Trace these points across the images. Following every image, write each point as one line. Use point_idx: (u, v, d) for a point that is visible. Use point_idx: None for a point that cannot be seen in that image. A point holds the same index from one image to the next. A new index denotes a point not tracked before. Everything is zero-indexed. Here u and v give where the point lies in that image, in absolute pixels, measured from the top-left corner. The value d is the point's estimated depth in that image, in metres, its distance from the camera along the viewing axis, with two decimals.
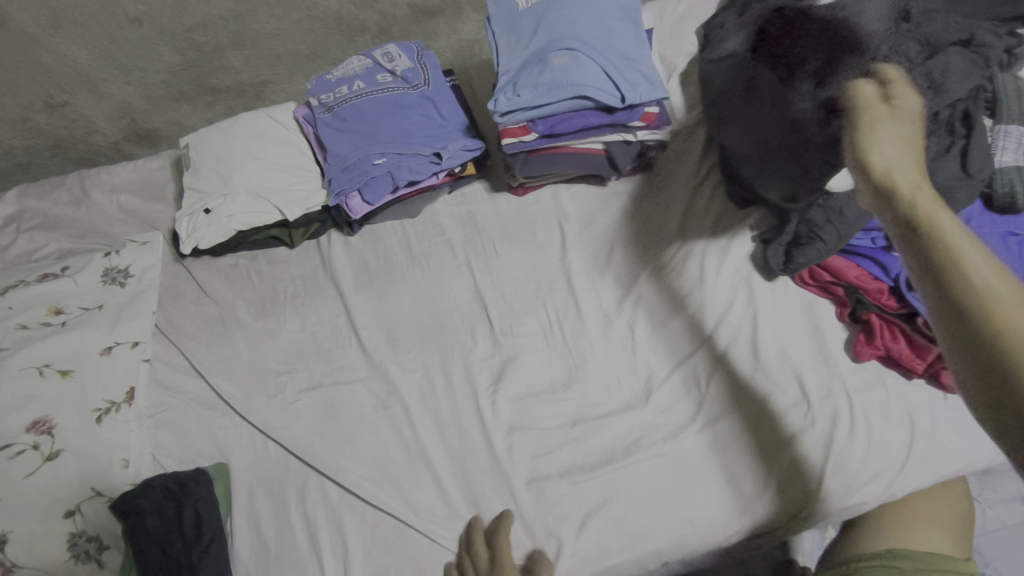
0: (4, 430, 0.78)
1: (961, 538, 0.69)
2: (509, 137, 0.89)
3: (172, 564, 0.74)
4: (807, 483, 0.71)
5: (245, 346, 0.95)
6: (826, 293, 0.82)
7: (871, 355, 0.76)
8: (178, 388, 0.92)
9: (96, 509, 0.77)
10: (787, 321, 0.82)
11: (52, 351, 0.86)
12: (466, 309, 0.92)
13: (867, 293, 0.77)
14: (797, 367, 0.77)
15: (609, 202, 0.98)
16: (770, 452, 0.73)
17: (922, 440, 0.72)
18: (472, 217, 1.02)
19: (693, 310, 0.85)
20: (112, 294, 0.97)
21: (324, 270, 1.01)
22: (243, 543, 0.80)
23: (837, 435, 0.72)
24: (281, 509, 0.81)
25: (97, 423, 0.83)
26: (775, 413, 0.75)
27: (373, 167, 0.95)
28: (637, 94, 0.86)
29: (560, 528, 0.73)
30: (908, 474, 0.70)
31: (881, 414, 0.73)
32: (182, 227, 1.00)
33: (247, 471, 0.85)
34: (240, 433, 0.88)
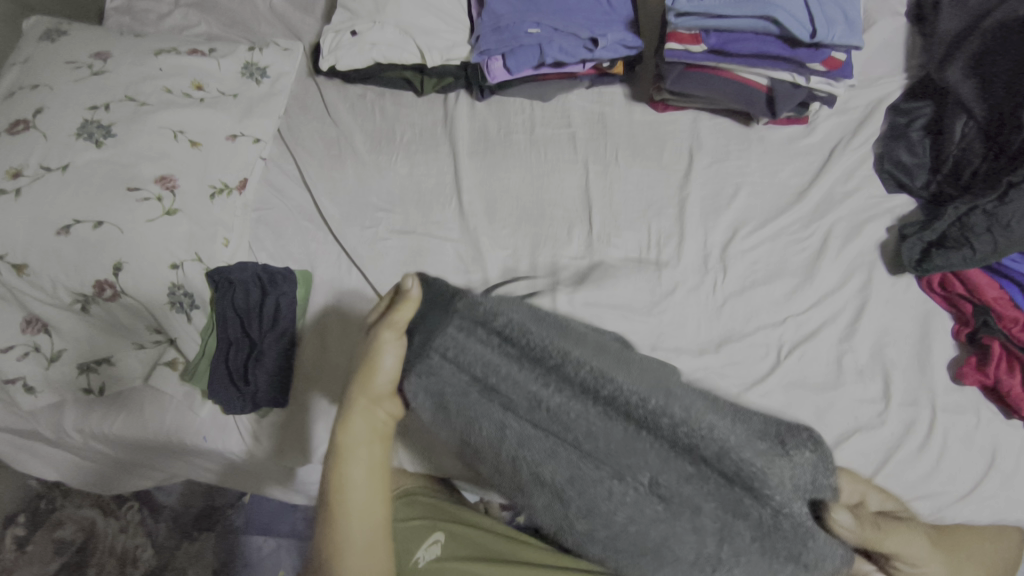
0: (136, 174, 0.82)
1: None
2: (674, 42, 0.84)
3: (242, 341, 0.81)
4: (857, 476, 0.69)
5: (353, 173, 0.97)
6: (949, 305, 0.77)
7: (975, 380, 0.72)
8: (284, 192, 0.97)
9: (195, 273, 0.82)
10: (896, 321, 0.77)
11: (188, 120, 0.90)
12: (570, 206, 0.91)
13: (998, 318, 0.73)
14: (888, 367, 0.74)
15: (750, 144, 0.92)
16: (829, 436, 0.71)
17: (996, 479, 0.68)
18: (603, 118, 0.98)
19: (799, 279, 0.81)
20: (248, 87, 1.00)
21: (444, 127, 1.01)
22: (308, 346, 0.85)
23: (904, 443, 0.70)
24: (348, 328, 0.86)
25: (211, 199, 0.88)
26: (849, 401, 0.73)
27: (525, 35, 0.92)
28: (830, 33, 0.78)
29: None
30: (967, 504, 0.68)
31: (961, 439, 0.70)
32: (325, 42, 1.01)
33: (327, 286, 0.89)
34: (328, 250, 0.91)
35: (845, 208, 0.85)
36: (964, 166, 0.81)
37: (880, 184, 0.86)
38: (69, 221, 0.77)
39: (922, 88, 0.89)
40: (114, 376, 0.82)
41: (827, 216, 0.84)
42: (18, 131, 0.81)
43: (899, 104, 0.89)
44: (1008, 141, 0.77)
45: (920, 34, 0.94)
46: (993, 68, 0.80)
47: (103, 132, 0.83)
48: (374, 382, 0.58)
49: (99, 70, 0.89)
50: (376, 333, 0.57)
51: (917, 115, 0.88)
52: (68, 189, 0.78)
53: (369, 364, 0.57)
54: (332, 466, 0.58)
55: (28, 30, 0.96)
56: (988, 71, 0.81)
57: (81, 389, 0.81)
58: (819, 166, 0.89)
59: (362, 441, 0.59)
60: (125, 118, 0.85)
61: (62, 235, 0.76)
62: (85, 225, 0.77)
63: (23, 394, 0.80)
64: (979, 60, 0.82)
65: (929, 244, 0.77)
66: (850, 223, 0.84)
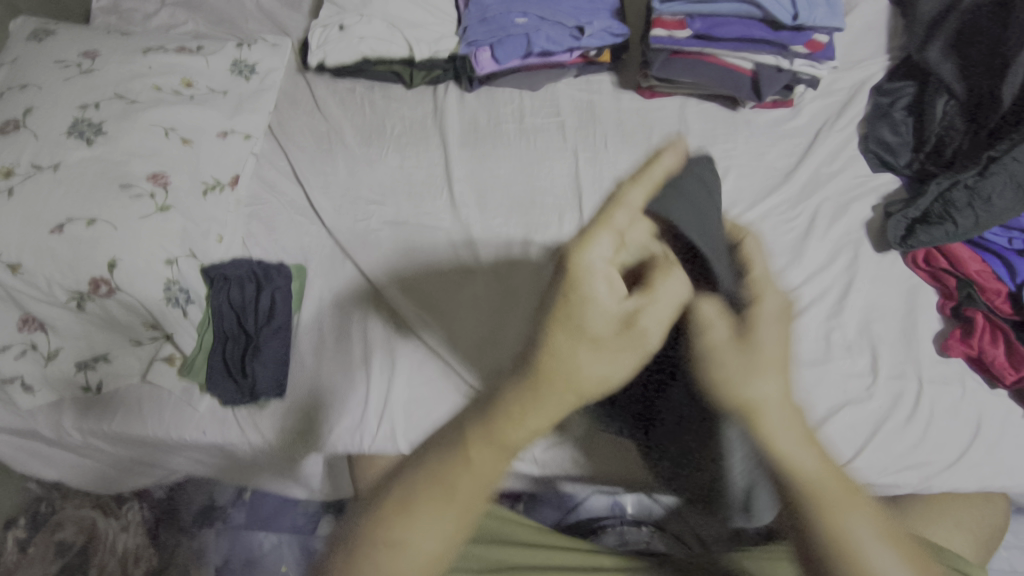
0: (128, 172, 0.82)
1: (984, 548, 0.69)
2: (660, 28, 0.85)
3: (239, 334, 0.83)
4: (849, 446, 0.70)
5: (345, 166, 0.98)
6: (935, 279, 0.79)
7: (959, 351, 0.73)
8: (276, 188, 0.97)
9: (190, 268, 0.83)
10: (882, 297, 0.79)
11: (178, 117, 0.90)
12: (561, 193, 0.92)
13: (981, 290, 0.74)
14: (876, 342, 0.76)
15: (737, 128, 0.93)
16: (820, 409, 0.72)
17: (981, 447, 0.70)
18: (591, 107, 0.99)
19: (787, 259, 0.82)
20: (237, 84, 1.00)
21: (434, 118, 1.01)
22: (305, 338, 0.86)
23: (891, 414, 0.72)
24: (343, 319, 0.86)
25: (204, 195, 0.88)
26: (837, 375, 0.74)
27: (513, 25, 0.94)
28: (812, 16, 0.80)
29: (594, 414, 0.76)
30: (954, 472, 0.69)
31: (947, 410, 0.72)
32: (313, 37, 1.02)
33: (322, 279, 0.89)
34: (322, 244, 0.92)
35: (831, 188, 0.86)
36: (945, 143, 0.82)
37: (864, 163, 0.88)
38: (62, 219, 0.77)
39: (905, 70, 0.91)
40: (112, 372, 0.82)
41: (813, 197, 0.86)
42: (8, 132, 0.81)
43: (882, 86, 0.91)
44: (988, 115, 0.78)
45: (900, 16, 0.95)
46: (972, 47, 0.82)
47: (93, 130, 0.83)
48: (584, 365, 0.51)
49: (87, 69, 0.90)
50: (623, 315, 0.51)
51: (899, 95, 0.89)
52: (60, 187, 0.78)
53: (592, 304, 0.51)
54: (468, 454, 0.57)
55: (14, 31, 0.96)
56: (967, 49, 0.82)
57: (78, 386, 0.82)
58: (805, 148, 0.90)
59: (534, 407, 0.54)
60: (116, 116, 0.85)
61: (56, 233, 0.76)
62: (78, 222, 0.77)
63: (20, 392, 0.81)
64: (957, 39, 0.83)
65: (912, 221, 0.78)
66: (836, 203, 0.85)
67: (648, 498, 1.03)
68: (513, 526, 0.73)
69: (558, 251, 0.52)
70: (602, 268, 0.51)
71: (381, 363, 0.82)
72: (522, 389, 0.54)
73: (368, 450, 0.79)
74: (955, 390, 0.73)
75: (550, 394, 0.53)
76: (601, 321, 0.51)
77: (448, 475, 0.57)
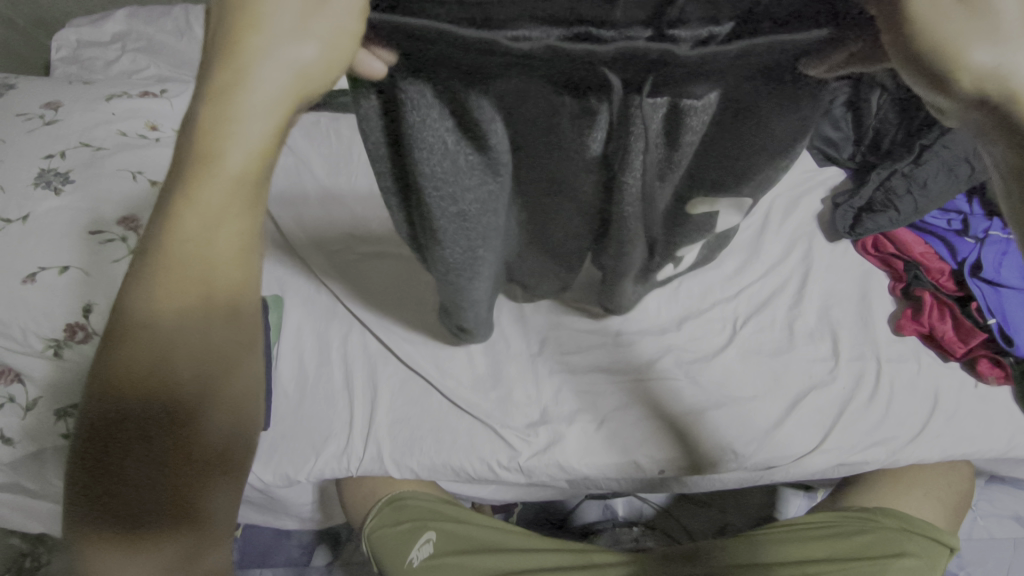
0: (99, 218, 0.83)
1: (954, 514, 0.73)
2: None
3: None
4: (817, 431, 0.75)
5: (315, 197, 0.96)
6: (884, 264, 0.86)
7: (911, 330, 0.79)
8: None
9: None
10: (838, 284, 0.86)
11: (147, 160, 0.91)
12: None
13: (926, 271, 0.81)
14: (836, 328, 0.82)
15: None
16: (789, 396, 0.77)
17: (941, 419, 0.75)
18: None
19: (747, 256, 0.87)
20: None
21: None
22: (285, 368, 0.84)
23: (853, 394, 0.76)
24: (323, 346, 0.86)
25: None
26: (801, 362, 0.80)
27: None
28: None
29: (577, 417, 0.78)
30: (920, 444, 0.73)
31: (907, 385, 0.77)
32: None
33: (299, 309, 0.89)
34: (297, 274, 0.91)
35: (782, 186, 0.92)
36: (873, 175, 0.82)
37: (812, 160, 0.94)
38: (34, 268, 0.77)
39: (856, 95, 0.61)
40: None
41: (767, 196, 0.91)
42: None
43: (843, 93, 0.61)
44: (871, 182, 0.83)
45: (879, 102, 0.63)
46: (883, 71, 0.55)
47: (61, 179, 0.84)
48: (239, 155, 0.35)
49: (50, 119, 0.91)
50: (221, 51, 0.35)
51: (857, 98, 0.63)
52: (30, 238, 0.79)
53: (192, 183, 0.35)
54: (191, 271, 0.36)
55: None
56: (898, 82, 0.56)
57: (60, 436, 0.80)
58: None
59: (226, 256, 0.36)
60: (82, 164, 0.86)
61: (28, 283, 0.77)
62: (51, 270, 0.78)
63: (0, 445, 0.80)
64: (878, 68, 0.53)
65: (859, 209, 0.84)
66: (789, 198, 0.91)
67: (637, 498, 1.05)
68: (504, 533, 0.74)
69: (198, 133, 0.35)
70: (314, 66, 0.35)
71: (366, 391, 0.83)
72: (172, 201, 0.36)
73: (356, 473, 0.78)
74: (907, 366, 0.78)
75: (270, 100, 0.35)
76: (317, 46, 0.34)
77: (183, 331, 0.36)
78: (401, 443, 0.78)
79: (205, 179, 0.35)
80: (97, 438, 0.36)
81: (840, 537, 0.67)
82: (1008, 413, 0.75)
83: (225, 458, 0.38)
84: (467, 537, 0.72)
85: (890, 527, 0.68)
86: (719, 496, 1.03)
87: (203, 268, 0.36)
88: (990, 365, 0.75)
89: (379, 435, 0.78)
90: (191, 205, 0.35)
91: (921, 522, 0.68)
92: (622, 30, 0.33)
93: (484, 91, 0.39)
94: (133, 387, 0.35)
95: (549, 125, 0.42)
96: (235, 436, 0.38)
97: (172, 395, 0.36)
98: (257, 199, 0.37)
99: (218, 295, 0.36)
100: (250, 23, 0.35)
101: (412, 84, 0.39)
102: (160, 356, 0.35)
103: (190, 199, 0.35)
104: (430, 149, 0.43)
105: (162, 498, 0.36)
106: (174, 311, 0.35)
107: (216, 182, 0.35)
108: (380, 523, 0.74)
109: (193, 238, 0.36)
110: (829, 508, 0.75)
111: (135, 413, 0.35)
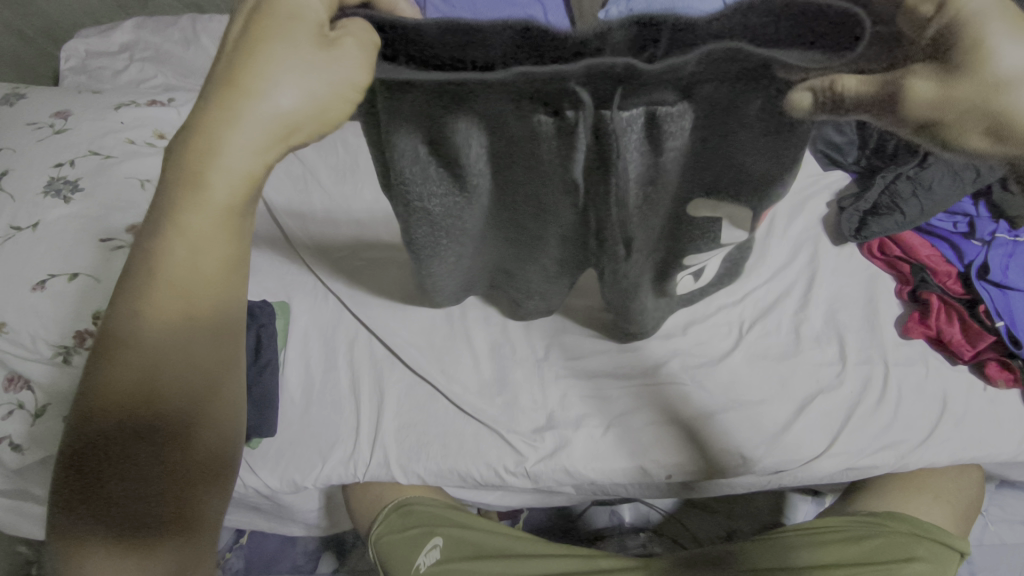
0: (107, 225, 0.83)
1: (965, 519, 0.73)
2: None
3: None
4: (825, 434, 0.74)
5: (321, 204, 0.96)
6: (890, 267, 0.86)
7: (918, 333, 0.79)
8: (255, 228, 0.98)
9: None
10: (844, 287, 0.85)
11: (154, 168, 0.91)
12: None
13: (933, 274, 0.82)
14: (842, 331, 0.82)
15: None
16: (796, 399, 0.77)
17: (949, 422, 0.75)
18: None
19: (752, 260, 0.87)
20: None
21: None
22: (292, 374, 0.84)
23: (861, 398, 0.76)
24: (329, 352, 0.86)
25: None
26: (808, 366, 0.80)
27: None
28: None
29: (585, 422, 0.78)
30: (930, 448, 0.73)
31: (914, 389, 0.77)
32: None
33: (306, 315, 0.89)
34: (304, 280, 0.91)
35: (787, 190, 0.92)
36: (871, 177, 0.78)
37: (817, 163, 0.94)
38: (44, 276, 0.78)
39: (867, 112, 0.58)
40: None
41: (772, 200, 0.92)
42: None
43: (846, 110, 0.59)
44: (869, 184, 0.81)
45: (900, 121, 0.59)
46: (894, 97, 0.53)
47: (70, 188, 0.85)
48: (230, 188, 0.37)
49: (60, 128, 0.92)
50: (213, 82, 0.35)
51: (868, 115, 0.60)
52: (40, 246, 0.80)
53: (181, 214, 0.37)
54: (185, 296, 0.39)
55: None
56: None
57: None
58: None
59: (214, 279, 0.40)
60: (91, 172, 0.87)
61: (38, 290, 0.78)
62: (61, 278, 0.79)
63: (8, 452, 0.80)
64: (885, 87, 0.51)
65: (864, 213, 0.84)
66: (794, 201, 0.91)
67: (644, 503, 1.04)
68: (510, 539, 0.74)
69: (191, 164, 0.36)
70: (300, 110, 0.35)
71: (373, 397, 0.83)
72: (161, 225, 0.38)
73: (363, 479, 0.78)
74: (915, 369, 0.78)
75: (260, 137, 0.36)
76: (319, 83, 0.35)
77: (174, 351, 0.39)
78: (407, 448, 0.78)
79: (196, 212, 0.37)
80: (94, 450, 0.38)
81: (850, 541, 0.66)
82: (1017, 416, 0.74)
83: (215, 468, 0.41)
84: (474, 543, 0.72)
85: (901, 532, 0.68)
86: (726, 502, 1.02)
87: (194, 292, 0.39)
88: (999, 368, 0.75)
89: (385, 441, 0.78)
90: (183, 232, 0.38)
91: (932, 527, 0.68)
92: (592, 48, 0.32)
93: (463, 121, 0.40)
94: (128, 405, 0.38)
95: (529, 149, 0.42)
96: (223, 448, 0.42)
97: (167, 413, 0.39)
98: (239, 228, 0.40)
99: (207, 316, 0.40)
100: (252, 59, 0.35)
101: (387, 111, 0.39)
102: (154, 375, 0.39)
103: (183, 230, 0.38)
104: (406, 162, 0.44)
105: (156, 510, 0.39)
106: (168, 333, 0.39)
107: (208, 214, 0.38)
108: (388, 529, 0.74)
109: (185, 266, 0.38)
110: (838, 513, 0.75)
111: (130, 430, 0.38)
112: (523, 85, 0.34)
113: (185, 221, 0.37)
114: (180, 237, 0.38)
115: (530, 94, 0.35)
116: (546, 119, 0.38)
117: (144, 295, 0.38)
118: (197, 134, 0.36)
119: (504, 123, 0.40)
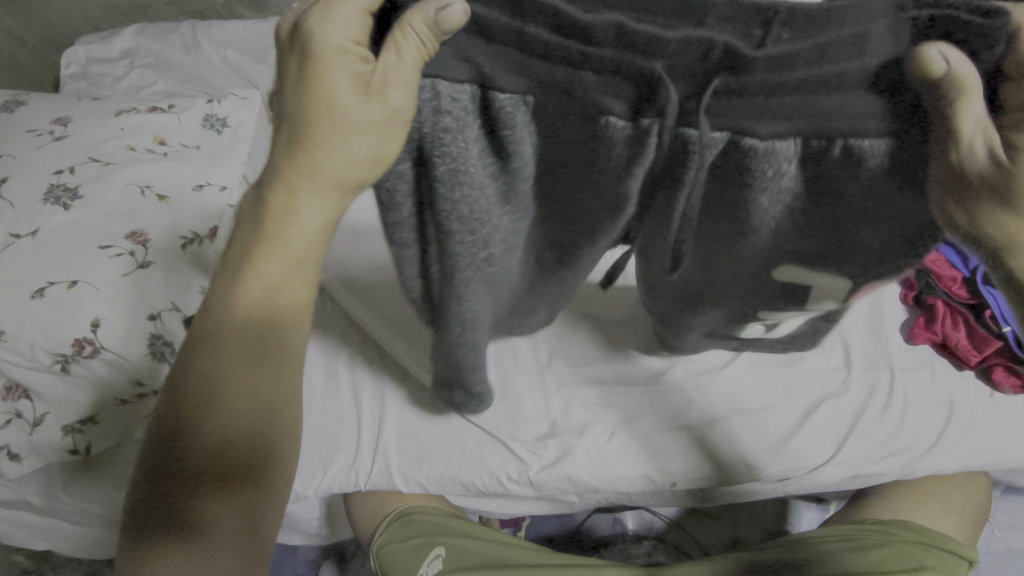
0: (107, 232, 0.83)
1: (973, 526, 0.72)
2: None
3: None
4: (831, 441, 0.74)
5: None
6: None
7: (924, 338, 0.79)
8: None
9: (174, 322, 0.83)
10: None
11: (154, 176, 0.91)
12: None
13: (939, 280, 0.80)
14: (847, 337, 0.81)
15: None
16: (801, 406, 0.76)
17: (956, 428, 0.74)
18: None
19: None
20: (211, 138, 1.02)
21: None
22: None
23: (866, 405, 0.76)
24: (330, 360, 0.85)
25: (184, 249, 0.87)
26: (813, 372, 0.79)
27: None
28: None
29: (589, 429, 0.77)
30: (936, 455, 0.73)
31: (921, 395, 0.76)
32: None
33: (306, 322, 0.88)
34: None
35: None
36: None
37: None
38: (43, 283, 0.77)
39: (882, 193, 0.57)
40: (100, 433, 0.82)
41: None
42: None
43: None
44: None
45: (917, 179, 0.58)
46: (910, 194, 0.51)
47: (70, 195, 0.84)
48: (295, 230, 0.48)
49: (60, 135, 0.91)
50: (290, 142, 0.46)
51: None
52: (39, 254, 0.79)
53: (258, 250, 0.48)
54: (241, 321, 0.49)
55: None
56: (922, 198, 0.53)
57: (66, 450, 0.80)
58: None
59: (276, 302, 0.50)
60: (90, 178, 0.86)
61: (36, 298, 0.77)
62: (60, 285, 0.78)
63: (7, 461, 0.80)
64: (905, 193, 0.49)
65: None
66: None
67: (647, 511, 1.04)
68: (513, 549, 0.72)
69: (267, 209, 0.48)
70: (354, 158, 0.44)
71: (374, 405, 0.82)
72: (241, 261, 0.49)
73: (365, 487, 0.78)
74: (920, 374, 0.77)
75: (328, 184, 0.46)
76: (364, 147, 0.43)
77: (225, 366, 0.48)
78: (410, 456, 0.78)
79: (264, 255, 0.49)
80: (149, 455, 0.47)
81: (857, 548, 0.66)
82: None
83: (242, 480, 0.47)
84: (478, 551, 0.71)
85: (907, 540, 0.67)
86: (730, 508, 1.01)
87: (252, 317, 0.49)
88: (1006, 373, 0.75)
89: (387, 449, 0.78)
90: (254, 269, 0.49)
91: (938, 535, 0.68)
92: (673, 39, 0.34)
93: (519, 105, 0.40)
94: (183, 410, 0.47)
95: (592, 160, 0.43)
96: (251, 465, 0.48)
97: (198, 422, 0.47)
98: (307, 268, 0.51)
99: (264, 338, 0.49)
100: (320, 123, 0.44)
101: (446, 99, 0.40)
102: (205, 383, 0.48)
103: (255, 268, 0.49)
104: (463, 191, 0.43)
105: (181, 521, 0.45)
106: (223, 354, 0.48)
107: (273, 257, 0.49)
108: (390, 538, 0.73)
109: (251, 295, 0.49)
110: (843, 521, 0.74)
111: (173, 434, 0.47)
112: (614, 73, 0.36)
113: (255, 262, 0.49)
114: (247, 274, 0.49)
115: (626, 81, 0.36)
116: (617, 126, 0.40)
117: (219, 319, 0.49)
118: (281, 191, 0.47)
119: (568, 140, 0.42)
